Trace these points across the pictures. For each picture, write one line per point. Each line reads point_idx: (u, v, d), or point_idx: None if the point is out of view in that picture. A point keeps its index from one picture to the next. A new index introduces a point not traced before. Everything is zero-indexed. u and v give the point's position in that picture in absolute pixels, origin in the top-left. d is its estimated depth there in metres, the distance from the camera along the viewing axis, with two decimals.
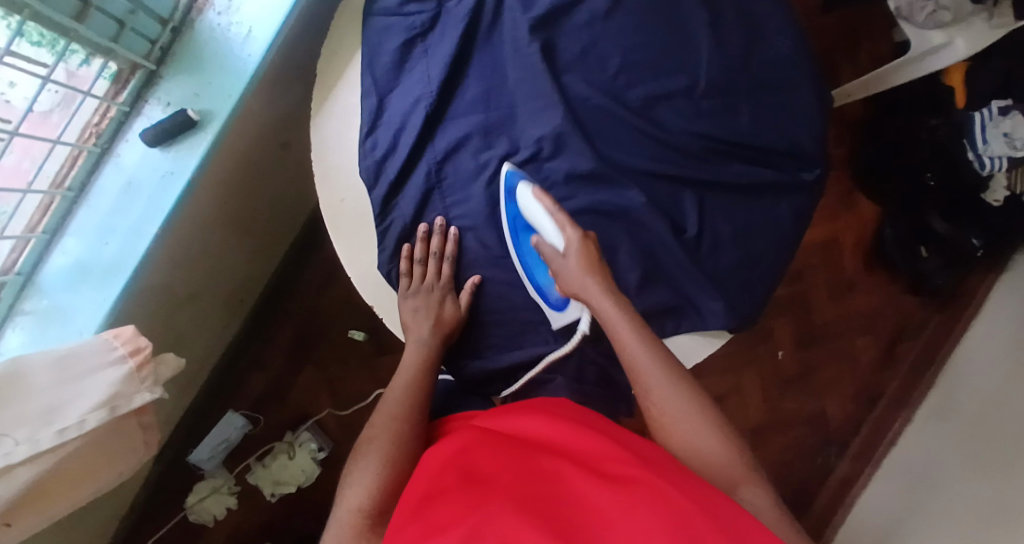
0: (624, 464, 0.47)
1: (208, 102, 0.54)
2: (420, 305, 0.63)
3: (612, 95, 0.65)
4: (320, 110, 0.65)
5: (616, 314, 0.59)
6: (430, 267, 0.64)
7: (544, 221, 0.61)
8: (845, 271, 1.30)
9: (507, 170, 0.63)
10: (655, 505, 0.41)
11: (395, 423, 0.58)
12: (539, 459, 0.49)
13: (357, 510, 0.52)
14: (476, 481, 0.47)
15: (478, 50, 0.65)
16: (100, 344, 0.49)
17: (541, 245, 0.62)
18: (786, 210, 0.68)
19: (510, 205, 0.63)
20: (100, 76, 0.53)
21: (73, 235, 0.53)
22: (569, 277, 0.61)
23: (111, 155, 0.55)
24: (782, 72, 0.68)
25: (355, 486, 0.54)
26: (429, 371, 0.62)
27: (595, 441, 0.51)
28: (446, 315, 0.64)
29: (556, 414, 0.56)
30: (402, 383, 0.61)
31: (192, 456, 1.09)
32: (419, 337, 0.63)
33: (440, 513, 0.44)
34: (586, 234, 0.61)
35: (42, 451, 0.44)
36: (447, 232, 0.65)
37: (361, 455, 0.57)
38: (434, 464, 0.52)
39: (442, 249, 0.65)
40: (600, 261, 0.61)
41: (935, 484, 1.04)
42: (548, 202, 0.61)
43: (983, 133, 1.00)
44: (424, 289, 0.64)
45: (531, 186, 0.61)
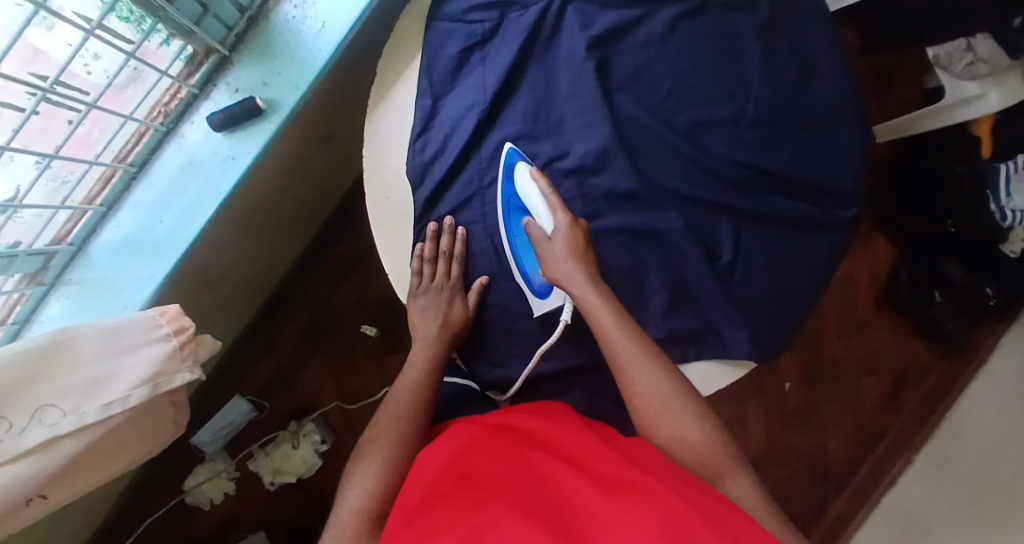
0: (627, 470, 0.47)
1: (276, 92, 0.55)
2: (430, 304, 0.64)
3: (660, 117, 0.66)
4: (377, 108, 0.66)
5: (598, 303, 0.59)
6: (440, 267, 0.65)
7: (537, 203, 0.62)
8: (857, 310, 1.30)
9: (508, 149, 0.64)
10: (657, 508, 0.41)
11: (401, 422, 0.58)
12: (537, 465, 0.49)
13: (357, 511, 0.52)
14: (475, 484, 0.47)
15: (534, 62, 0.66)
16: (146, 320, 0.49)
17: (530, 226, 0.63)
18: (819, 247, 0.68)
19: (507, 185, 0.64)
20: (177, 57, 0.54)
21: (130, 208, 0.54)
22: (553, 261, 0.60)
23: (175, 135, 0.55)
24: (829, 111, 0.69)
25: (355, 486, 0.54)
26: (437, 370, 0.62)
27: (597, 446, 0.51)
28: (453, 315, 0.64)
29: (555, 419, 0.56)
30: (408, 384, 0.61)
31: (195, 438, 1.10)
32: (427, 335, 0.63)
33: (440, 517, 0.44)
34: (575, 221, 0.61)
35: (87, 425, 0.45)
36: (456, 231, 0.66)
37: (362, 454, 0.56)
38: (431, 464, 0.52)
39: (451, 248, 0.65)
40: (586, 249, 0.61)
41: (929, 532, 1.04)
42: (543, 182, 0.62)
43: (1007, 186, 1.03)
44: (434, 288, 0.64)
45: (530, 166, 0.63)
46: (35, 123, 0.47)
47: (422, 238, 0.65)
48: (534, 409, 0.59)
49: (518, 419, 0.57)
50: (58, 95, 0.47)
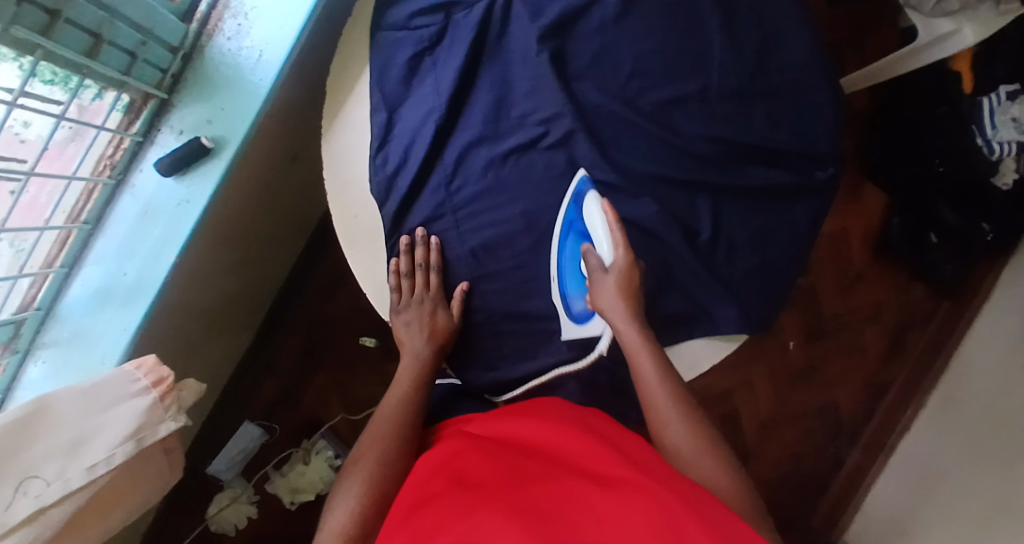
0: (611, 466, 0.47)
1: (222, 128, 0.54)
2: (413, 317, 0.63)
3: (624, 101, 0.65)
4: (332, 126, 0.65)
5: (639, 343, 0.60)
6: (418, 278, 0.63)
7: (601, 235, 0.62)
8: (853, 263, 1.29)
9: (580, 176, 0.63)
10: (642, 504, 0.41)
11: (386, 436, 0.58)
12: (524, 463, 0.50)
13: (338, 533, 0.51)
14: (463, 484, 0.48)
15: (487, 60, 0.64)
16: (123, 376, 0.49)
17: (588, 253, 0.63)
18: (800, 212, 0.68)
19: (572, 209, 0.64)
20: (113, 108, 0.52)
21: (93, 263, 0.53)
22: (602, 291, 0.61)
23: (126, 186, 0.54)
24: (796, 72, 0.67)
25: (338, 509, 0.53)
26: (424, 382, 0.63)
27: (585, 444, 0.51)
28: (439, 325, 0.63)
29: (545, 417, 0.57)
30: (393, 398, 0.62)
31: (211, 468, 1.11)
32: (414, 348, 0.63)
33: (429, 517, 0.45)
34: (634, 260, 0.61)
35: (72, 490, 0.44)
36: (429, 242, 0.64)
37: (346, 475, 0.56)
38: (424, 470, 0.54)
39: (426, 259, 0.64)
40: (638, 292, 0.61)
41: (945, 476, 1.05)
42: (612, 216, 0.61)
43: (992, 118, 1.05)
44: (417, 301, 0.63)
45: (600, 198, 0.62)
46: None
47: (395, 252, 0.64)
48: (528, 409, 0.60)
49: (510, 423, 0.58)
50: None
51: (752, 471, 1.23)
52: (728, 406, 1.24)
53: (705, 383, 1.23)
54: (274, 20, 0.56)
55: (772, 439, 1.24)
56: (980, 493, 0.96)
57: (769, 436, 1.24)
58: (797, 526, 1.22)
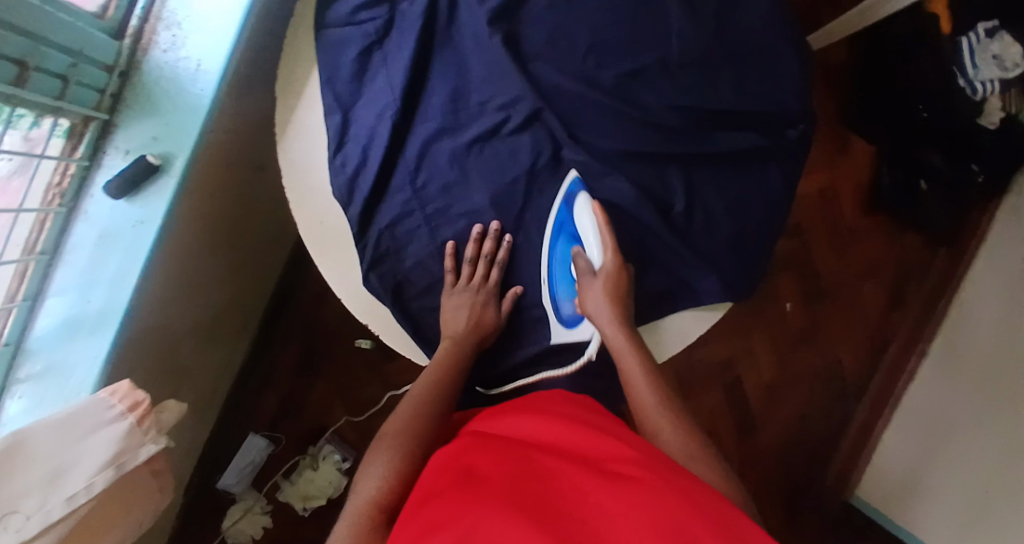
0: (620, 463, 0.47)
1: (168, 144, 0.53)
2: (462, 305, 0.63)
3: (584, 79, 0.63)
4: (286, 132, 0.63)
5: (626, 348, 0.61)
6: (479, 270, 0.63)
7: (591, 237, 0.63)
8: (844, 219, 1.27)
9: (570, 179, 0.63)
10: (653, 505, 0.40)
11: (411, 424, 0.57)
12: (536, 459, 0.49)
13: (369, 502, 0.51)
14: (475, 477, 0.47)
15: (439, 50, 0.63)
16: (98, 404, 0.48)
17: (577, 256, 0.64)
18: (775, 172, 0.66)
19: (563, 211, 0.64)
20: (52, 134, 0.51)
21: (55, 294, 0.53)
22: (591, 294, 0.62)
23: (78, 212, 0.53)
24: (756, 31, 0.66)
25: (368, 479, 0.53)
26: (460, 369, 0.62)
27: (596, 440, 0.51)
28: (485, 318, 0.63)
29: (555, 413, 0.57)
30: (424, 380, 0.60)
31: (221, 483, 1.10)
32: (456, 332, 0.62)
33: (437, 511, 0.44)
34: (622, 265, 0.63)
35: (54, 521, 0.44)
36: (500, 238, 0.64)
37: (377, 449, 0.56)
38: (437, 461, 0.52)
39: (491, 254, 0.64)
40: (626, 294, 0.62)
41: (957, 421, 1.05)
42: (601, 219, 0.62)
43: (971, 58, 1.03)
44: (470, 291, 0.63)
45: (590, 199, 0.63)
46: None
47: (367, 254, 0.63)
48: (540, 405, 0.59)
49: (524, 421, 0.57)
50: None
51: (762, 435, 1.22)
52: (732, 374, 1.22)
53: (706, 352, 1.22)
54: (209, 29, 0.55)
55: (779, 403, 1.23)
56: (997, 436, 0.96)
57: (775, 399, 1.23)
58: (812, 487, 1.21)
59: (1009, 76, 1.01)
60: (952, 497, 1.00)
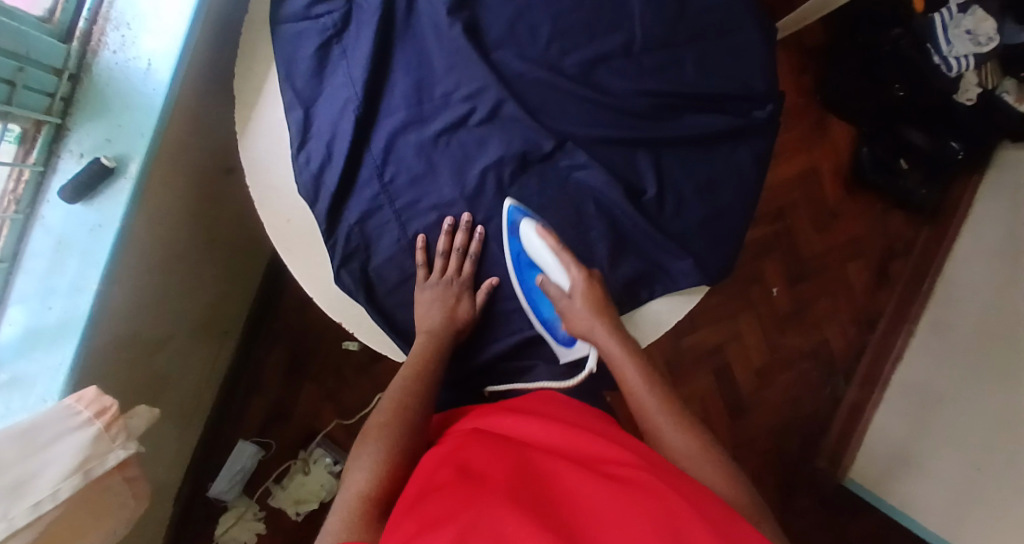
0: (612, 464, 0.47)
1: (122, 147, 0.53)
2: (437, 298, 0.63)
3: (548, 65, 0.63)
4: (245, 131, 0.63)
5: (624, 357, 0.61)
6: (452, 261, 0.63)
7: (549, 262, 0.63)
8: (827, 199, 1.27)
9: (507, 207, 0.62)
10: (653, 505, 0.41)
11: (392, 419, 0.57)
12: (531, 459, 0.50)
13: (361, 494, 0.51)
14: (471, 474, 0.47)
15: (399, 42, 0.63)
16: (63, 410, 0.48)
17: (546, 284, 0.64)
18: (745, 152, 0.66)
19: (513, 242, 0.63)
20: (4, 139, 0.50)
21: (15, 303, 0.52)
22: (575, 316, 0.63)
23: (36, 218, 0.53)
24: (718, 10, 0.65)
25: (358, 472, 0.53)
26: (437, 360, 0.62)
27: (590, 444, 0.52)
28: (460, 311, 0.63)
29: (546, 416, 0.57)
30: (404, 374, 0.60)
31: (211, 491, 1.10)
32: (430, 327, 0.62)
33: (435, 505, 0.44)
34: (590, 274, 0.63)
35: (19, 529, 0.43)
36: (473, 231, 0.64)
37: (364, 444, 0.56)
38: (432, 460, 0.52)
39: (464, 246, 0.64)
40: (606, 304, 0.63)
41: (952, 395, 1.05)
42: (551, 239, 0.62)
43: (945, 34, 1.04)
44: (448, 283, 0.63)
45: (533, 223, 0.62)
46: None
47: (338, 250, 0.62)
48: (531, 406, 0.60)
49: (517, 419, 0.57)
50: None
51: (753, 419, 1.22)
52: (722, 359, 1.22)
53: (694, 338, 1.22)
54: (160, 30, 0.55)
55: (768, 387, 1.23)
56: (993, 408, 0.97)
57: (765, 383, 1.23)
58: (806, 468, 1.21)
59: (982, 51, 1.01)
60: (948, 470, 1.00)
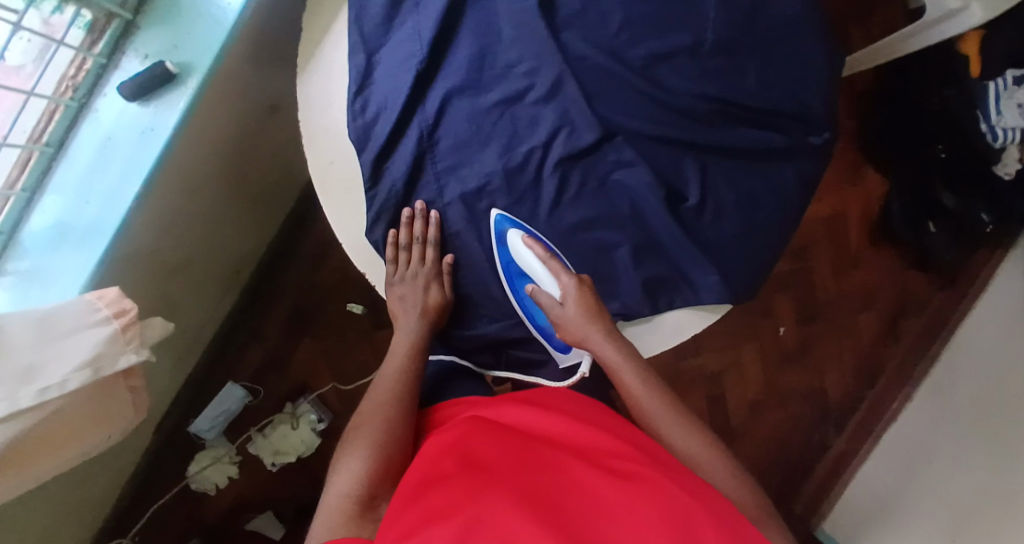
0: (616, 457, 0.48)
1: (187, 55, 0.53)
2: (407, 292, 0.64)
3: (611, 54, 0.63)
4: (306, 66, 0.63)
5: (620, 361, 0.63)
6: (415, 253, 0.63)
7: (539, 271, 0.64)
8: (849, 246, 1.27)
9: (496, 216, 0.63)
10: (659, 501, 0.41)
11: (381, 410, 0.59)
12: (534, 450, 0.50)
13: (345, 495, 0.51)
14: (476, 466, 0.47)
15: (469, 6, 0.63)
16: (84, 305, 0.48)
17: (537, 293, 0.64)
18: (792, 175, 0.66)
19: (503, 253, 0.64)
20: (73, 24, 0.51)
21: (52, 193, 0.52)
22: (569, 324, 0.64)
23: (89, 109, 0.53)
24: (790, 29, 0.65)
25: (343, 474, 0.53)
26: (420, 358, 0.64)
27: (595, 435, 0.52)
28: (431, 302, 0.64)
29: (551, 406, 0.57)
30: (390, 372, 0.63)
31: (193, 427, 1.09)
32: (408, 325, 0.65)
33: (437, 498, 0.44)
34: (580, 279, 0.64)
35: (21, 410, 0.43)
36: (429, 215, 0.64)
37: (348, 443, 0.57)
38: (434, 449, 0.53)
39: (424, 234, 0.64)
40: (599, 309, 0.64)
41: (934, 460, 1.04)
42: (538, 248, 0.63)
43: (997, 104, 1.02)
44: (415, 273, 0.63)
45: (520, 233, 0.63)
46: None
47: (378, 218, 0.63)
48: (535, 398, 0.60)
49: (523, 410, 0.57)
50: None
51: (738, 451, 1.22)
52: (718, 387, 1.22)
53: (697, 362, 1.22)
54: None
55: (759, 422, 1.23)
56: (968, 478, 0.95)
57: (756, 418, 1.23)
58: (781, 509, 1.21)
59: None
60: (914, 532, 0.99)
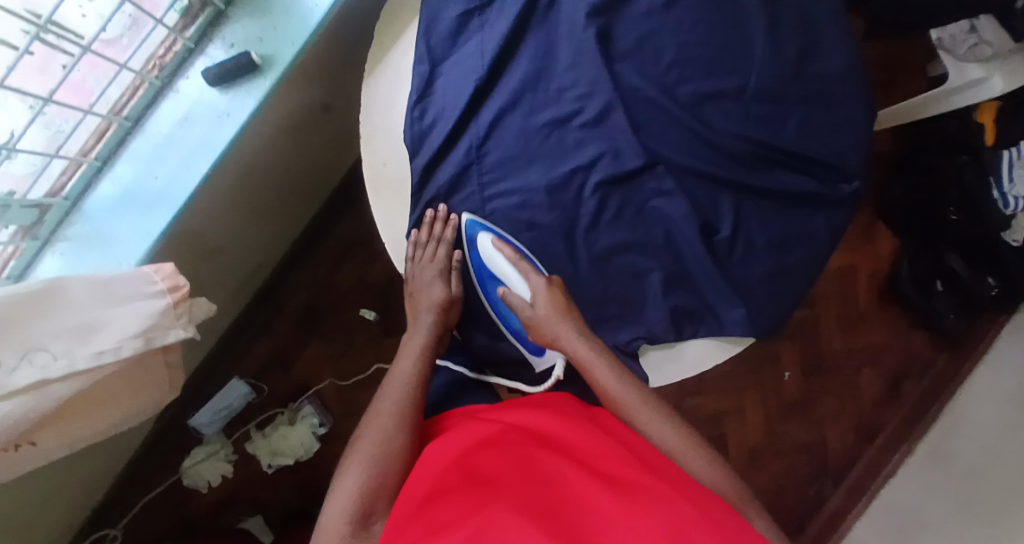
0: (617, 466, 0.49)
1: (272, 48, 0.56)
2: (418, 288, 0.67)
3: (662, 88, 0.66)
4: (373, 71, 0.67)
5: (593, 359, 0.62)
6: (429, 251, 0.65)
7: (512, 272, 0.65)
8: (855, 304, 1.29)
9: (468, 220, 0.65)
10: (661, 514, 0.42)
11: (387, 418, 0.58)
12: (538, 460, 0.51)
13: (344, 514, 0.51)
14: (482, 481, 0.48)
15: (532, 31, 0.66)
16: (141, 277, 0.49)
17: (509, 295, 0.65)
18: (823, 223, 0.68)
19: (474, 256, 0.66)
20: (171, 7, 0.54)
21: (126, 161, 0.55)
22: (539, 323, 0.64)
23: (170, 89, 0.56)
24: (833, 83, 0.68)
25: (341, 489, 0.53)
26: (433, 349, 0.66)
27: (597, 446, 0.52)
28: (438, 299, 0.66)
29: (554, 411, 0.58)
30: (403, 372, 0.63)
31: (193, 420, 1.08)
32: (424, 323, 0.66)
33: (443, 511, 0.45)
34: (550, 279, 0.64)
35: (77, 371, 0.44)
36: (451, 219, 0.66)
37: (351, 455, 0.56)
38: (438, 460, 0.53)
39: (441, 235, 0.65)
40: (570, 309, 0.64)
41: (929, 520, 1.03)
42: (508, 251, 0.64)
43: (1010, 172, 1.02)
44: (423, 268, 0.66)
45: (490, 235, 0.65)
46: (29, 63, 0.47)
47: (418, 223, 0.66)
48: (543, 402, 0.60)
49: (523, 416, 0.58)
50: (53, 34, 0.47)
51: None
52: (718, 428, 1.23)
53: (698, 400, 1.24)
54: None
55: (756, 467, 1.23)
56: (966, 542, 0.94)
57: (754, 463, 1.23)
58: None
59: None
60: None
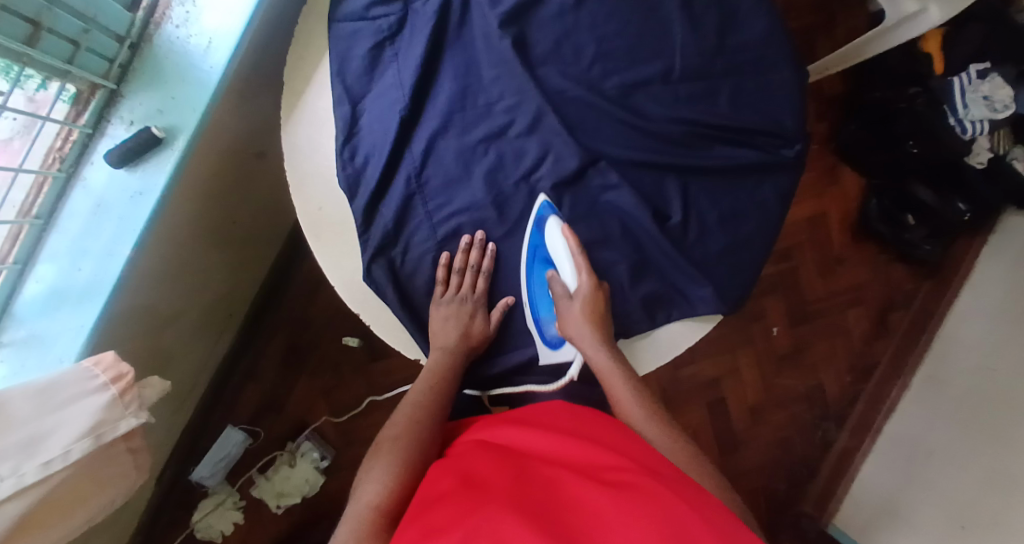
0: (614, 469, 0.47)
1: (173, 117, 0.55)
2: (450, 313, 0.63)
3: (588, 86, 0.65)
4: (291, 116, 0.65)
5: (612, 368, 0.62)
6: (467, 279, 0.64)
7: (565, 261, 0.64)
8: (832, 246, 1.27)
9: (541, 202, 0.63)
10: (654, 514, 0.40)
11: (394, 436, 0.58)
12: (532, 469, 0.49)
13: (373, 507, 0.51)
14: (478, 485, 0.47)
15: (447, 50, 0.65)
16: (80, 373, 0.48)
17: (553, 280, 0.65)
18: (770, 189, 0.67)
19: (535, 235, 0.64)
20: (58, 98, 0.54)
21: (46, 261, 0.54)
22: (570, 318, 0.63)
23: (77, 178, 0.55)
24: (758, 50, 0.67)
25: (368, 485, 0.53)
26: (451, 377, 0.63)
27: (593, 454, 0.50)
28: (474, 329, 0.63)
29: (548, 425, 0.56)
30: (417, 391, 0.61)
31: (194, 475, 1.07)
32: (444, 344, 0.63)
33: (438, 514, 0.44)
34: (598, 283, 0.63)
35: (28, 485, 0.44)
36: (485, 247, 0.64)
37: (375, 458, 0.57)
38: (438, 473, 0.52)
39: (478, 263, 0.64)
40: (604, 315, 0.63)
41: (934, 451, 1.04)
42: (573, 242, 0.63)
43: (962, 98, 1.03)
44: (458, 301, 0.64)
45: (560, 223, 0.63)
46: None
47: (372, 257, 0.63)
48: (538, 418, 0.58)
49: (519, 433, 0.56)
50: None
51: (743, 456, 1.22)
52: (716, 394, 1.22)
53: (693, 370, 1.23)
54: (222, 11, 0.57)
55: (760, 425, 1.23)
56: (973, 469, 0.95)
57: (758, 421, 1.23)
58: (791, 511, 1.20)
59: (999, 117, 1.02)
60: (925, 525, 0.98)
